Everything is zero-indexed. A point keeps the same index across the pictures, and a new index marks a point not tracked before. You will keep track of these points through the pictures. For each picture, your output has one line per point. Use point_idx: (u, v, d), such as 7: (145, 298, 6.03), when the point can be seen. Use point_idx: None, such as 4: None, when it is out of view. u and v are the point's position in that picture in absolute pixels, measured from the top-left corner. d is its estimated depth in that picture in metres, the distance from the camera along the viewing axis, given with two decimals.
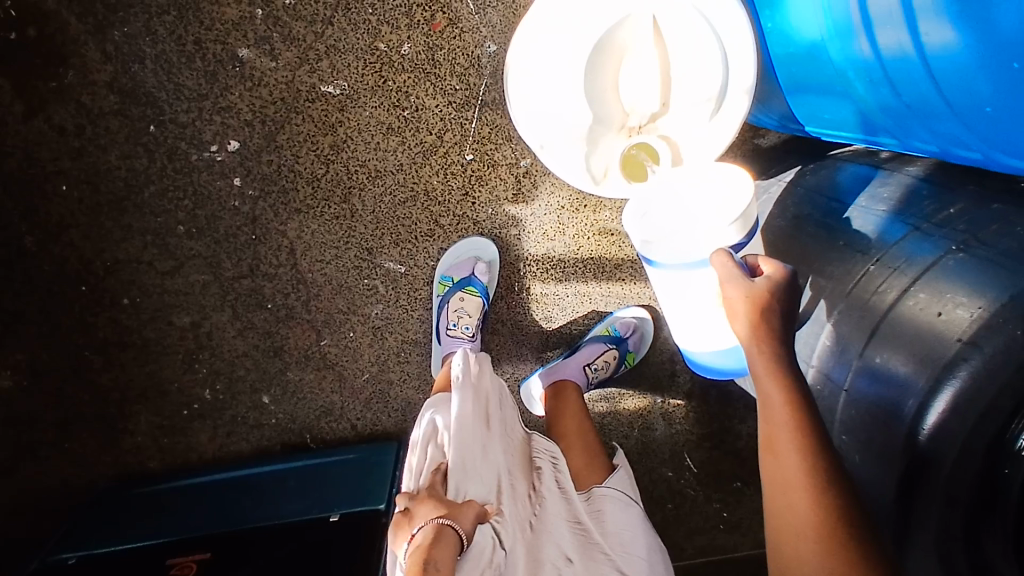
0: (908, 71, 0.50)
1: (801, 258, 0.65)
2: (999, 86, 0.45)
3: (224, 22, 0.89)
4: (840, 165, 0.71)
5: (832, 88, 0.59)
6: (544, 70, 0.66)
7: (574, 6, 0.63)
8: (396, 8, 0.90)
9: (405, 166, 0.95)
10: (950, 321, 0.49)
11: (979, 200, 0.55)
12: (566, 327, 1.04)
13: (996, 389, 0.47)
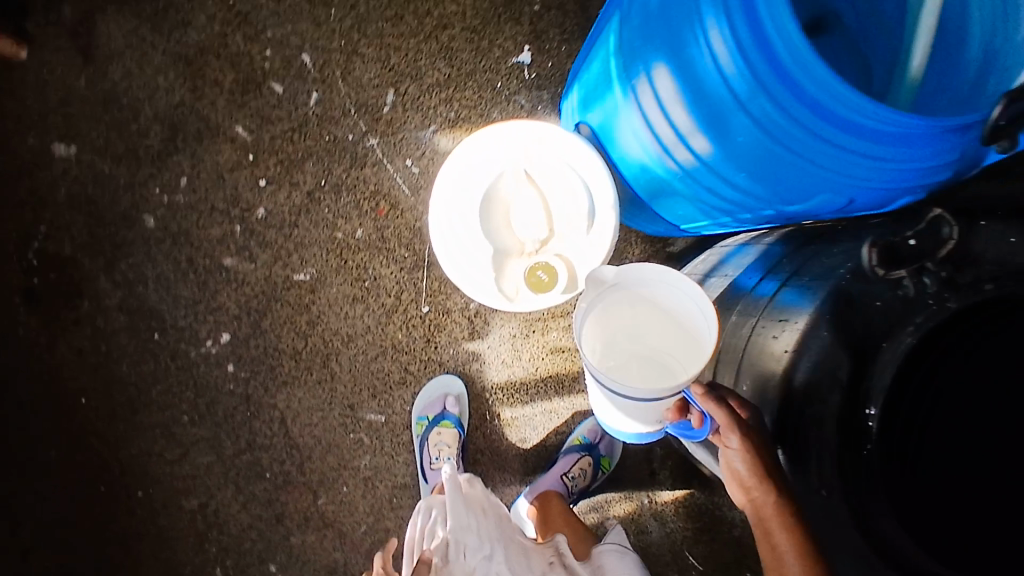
0: (700, 173, 0.66)
1: None
2: (756, 166, 0.61)
3: (209, 240, 1.08)
4: (724, 251, 0.87)
5: (664, 194, 0.75)
6: (452, 223, 0.82)
7: (463, 173, 0.82)
8: (348, 203, 1.08)
9: (373, 328, 1.09)
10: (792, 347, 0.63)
11: (808, 251, 0.71)
12: (541, 443, 1.15)
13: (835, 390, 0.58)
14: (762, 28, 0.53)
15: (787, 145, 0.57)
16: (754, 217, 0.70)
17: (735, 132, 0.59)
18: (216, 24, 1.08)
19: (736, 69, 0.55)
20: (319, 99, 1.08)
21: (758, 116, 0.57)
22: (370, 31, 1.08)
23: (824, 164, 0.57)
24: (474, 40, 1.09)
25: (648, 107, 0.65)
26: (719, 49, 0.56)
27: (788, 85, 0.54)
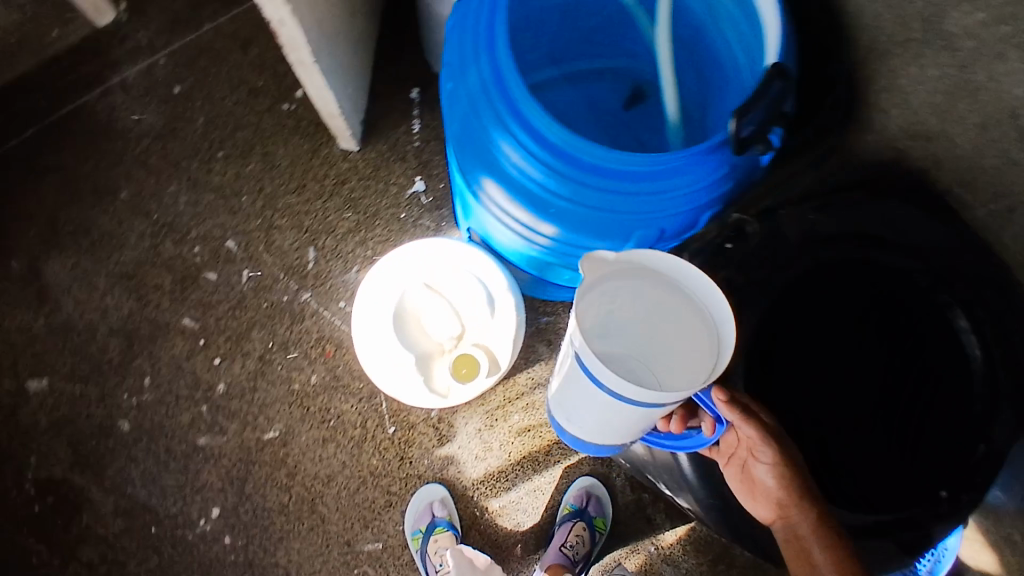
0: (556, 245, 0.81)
1: None
2: (589, 232, 0.76)
3: (182, 425, 1.17)
4: None
5: (542, 267, 0.90)
6: (377, 345, 0.93)
7: (376, 299, 0.94)
8: (298, 355, 1.18)
9: (349, 461, 1.16)
10: None
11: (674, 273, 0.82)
12: (536, 524, 1.19)
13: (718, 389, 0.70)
14: (541, 135, 0.68)
15: (600, 211, 0.72)
16: (613, 263, 0.84)
17: (559, 209, 0.73)
18: (147, 239, 1.23)
19: (534, 165, 0.70)
20: (251, 274, 1.20)
21: (567, 192, 0.71)
22: (279, 205, 1.23)
23: (632, 210, 0.72)
24: (371, 186, 1.24)
25: (496, 208, 0.80)
26: (516, 155, 0.71)
27: (575, 162, 0.69)
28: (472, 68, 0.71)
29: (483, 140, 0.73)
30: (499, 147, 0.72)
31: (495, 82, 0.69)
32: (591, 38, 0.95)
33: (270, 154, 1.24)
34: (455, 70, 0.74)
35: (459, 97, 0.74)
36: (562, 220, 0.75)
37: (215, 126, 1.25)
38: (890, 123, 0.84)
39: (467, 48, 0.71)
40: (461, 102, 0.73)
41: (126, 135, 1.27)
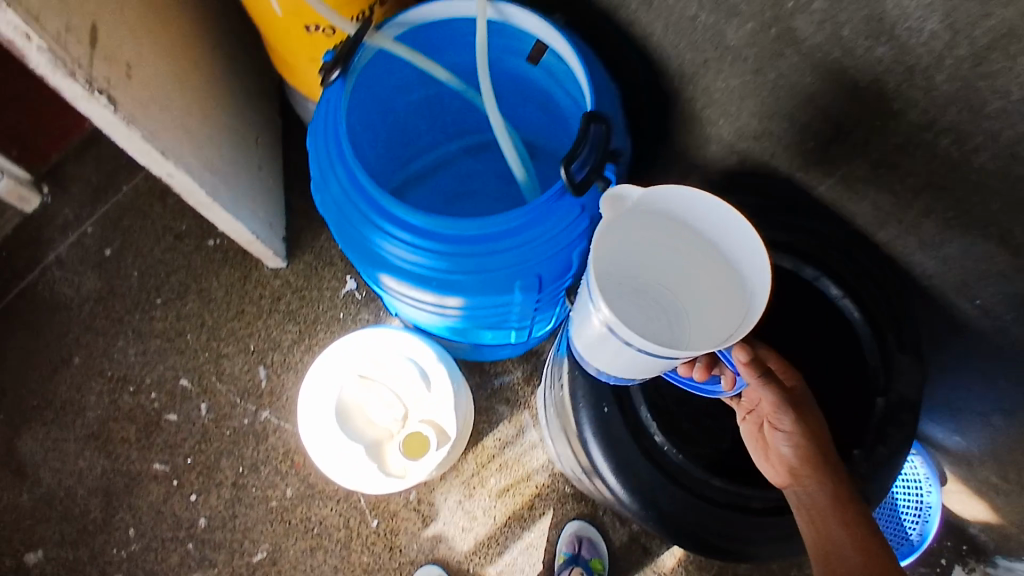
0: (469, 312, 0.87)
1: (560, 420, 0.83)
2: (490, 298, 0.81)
3: (171, 569, 1.18)
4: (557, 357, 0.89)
5: (464, 332, 0.97)
6: (328, 445, 0.95)
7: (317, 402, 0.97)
8: (269, 473, 1.21)
9: (340, 563, 1.18)
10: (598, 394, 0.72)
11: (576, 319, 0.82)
12: None
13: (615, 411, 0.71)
14: (419, 231, 0.73)
15: (492, 280, 0.77)
16: (522, 316, 0.90)
17: (448, 283, 0.78)
18: (105, 396, 1.27)
19: (412, 252, 0.75)
20: (209, 406, 1.24)
21: (448, 267, 0.76)
22: (224, 334, 1.28)
23: (512, 268, 0.76)
24: (305, 295, 1.29)
25: (401, 293, 0.85)
26: (394, 248, 0.76)
27: (445, 240, 0.74)
28: (330, 182, 0.77)
29: (362, 243, 0.78)
30: (378, 244, 0.77)
31: (354, 191, 0.74)
32: (438, 123, 0.89)
33: (205, 290, 1.30)
34: (320, 187, 0.79)
35: (330, 209, 0.79)
36: (456, 292, 0.79)
37: (150, 276, 1.32)
38: (723, 131, 0.78)
39: (322, 167, 0.77)
40: (334, 215, 0.79)
41: (68, 303, 1.32)
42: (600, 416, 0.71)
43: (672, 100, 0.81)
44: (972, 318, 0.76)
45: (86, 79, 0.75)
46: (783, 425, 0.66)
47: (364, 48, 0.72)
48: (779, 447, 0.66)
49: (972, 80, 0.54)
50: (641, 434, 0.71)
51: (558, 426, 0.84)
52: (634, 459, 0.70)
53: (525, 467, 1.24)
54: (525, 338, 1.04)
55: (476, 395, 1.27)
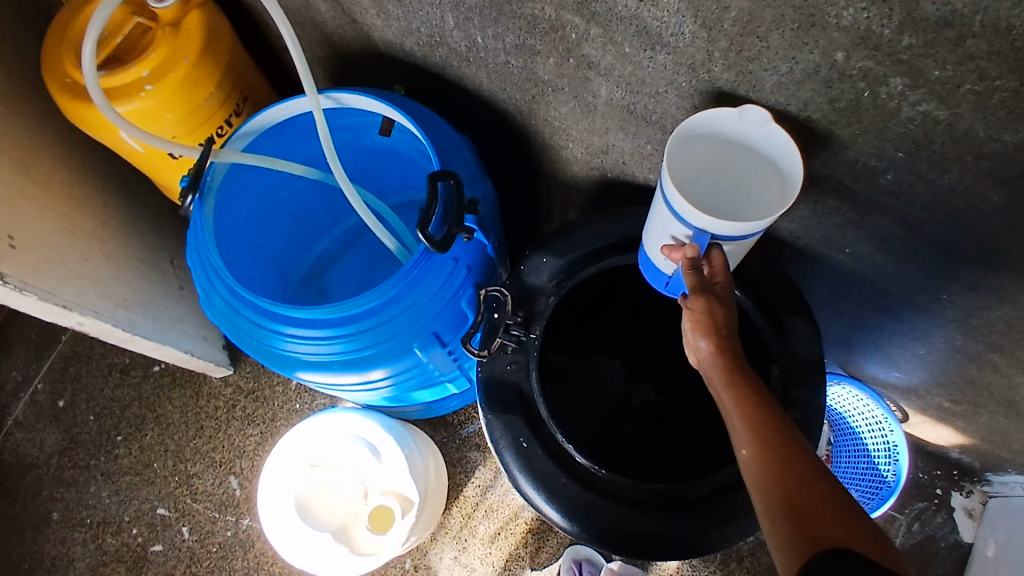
0: (399, 378, 0.89)
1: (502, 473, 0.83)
2: (409, 364, 0.84)
3: None
4: None
5: (401, 397, 0.99)
6: (299, 541, 0.96)
7: (279, 503, 0.98)
8: None
9: None
10: (510, 433, 0.74)
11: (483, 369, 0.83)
12: None
13: (527, 451, 0.73)
14: (314, 322, 0.76)
15: (400, 349, 0.80)
16: (446, 369, 0.92)
17: (359, 363, 0.80)
18: (90, 543, 1.28)
19: (315, 343, 0.78)
20: (191, 528, 1.25)
21: (352, 349, 0.78)
22: (189, 453, 1.29)
23: (410, 331, 0.78)
24: (259, 395, 1.32)
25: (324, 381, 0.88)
26: (297, 344, 0.78)
27: (339, 323, 0.76)
28: (222, 305, 0.80)
29: (269, 349, 0.81)
30: (282, 346, 0.79)
31: (244, 305, 0.77)
32: (321, 211, 0.98)
33: (162, 415, 1.32)
34: (215, 312, 0.82)
35: (232, 327, 0.81)
36: (370, 369, 0.81)
37: (106, 415, 1.34)
38: (577, 153, 0.85)
39: (212, 293, 0.80)
40: (237, 333, 0.81)
41: (34, 462, 1.33)
42: (523, 453, 0.73)
43: (526, 135, 0.87)
44: (849, 265, 0.81)
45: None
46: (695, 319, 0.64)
47: (214, 166, 0.78)
48: (694, 340, 0.65)
49: (743, 64, 0.61)
50: (566, 460, 0.73)
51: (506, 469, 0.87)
52: (565, 487, 0.72)
53: (510, 506, 1.25)
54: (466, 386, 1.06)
55: (446, 449, 1.29)
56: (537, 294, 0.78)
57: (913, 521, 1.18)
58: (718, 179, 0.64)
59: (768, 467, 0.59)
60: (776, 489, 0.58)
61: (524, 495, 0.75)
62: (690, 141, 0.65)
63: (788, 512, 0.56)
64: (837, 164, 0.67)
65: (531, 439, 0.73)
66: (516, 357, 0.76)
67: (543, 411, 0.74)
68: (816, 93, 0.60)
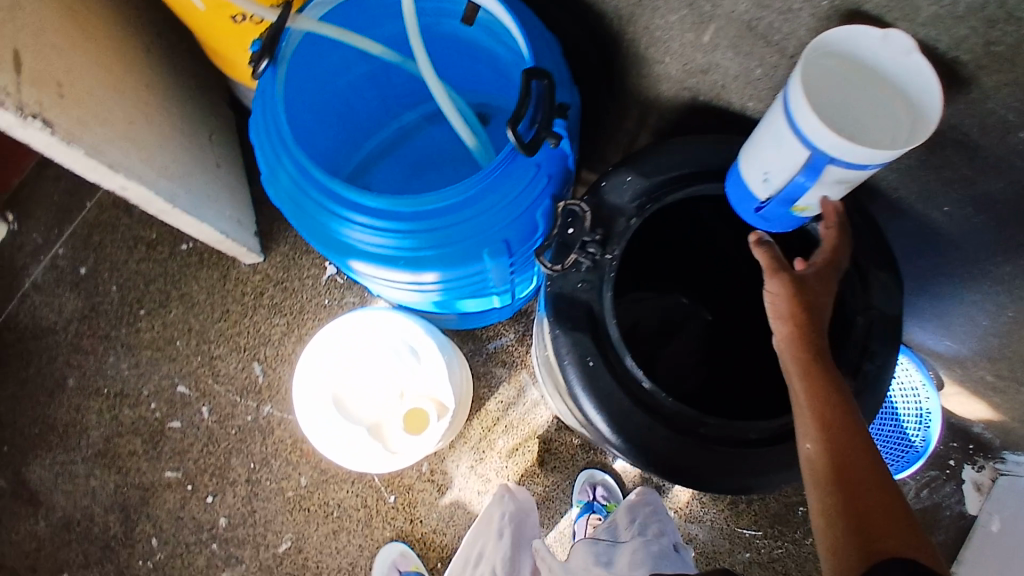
0: (455, 283, 0.87)
1: (554, 384, 0.81)
2: (472, 268, 0.81)
3: (199, 567, 1.20)
4: (536, 327, 0.88)
5: (447, 303, 0.97)
6: (331, 433, 0.96)
7: (312, 393, 0.97)
8: (281, 465, 1.23)
9: (366, 540, 1.22)
10: (576, 347, 0.72)
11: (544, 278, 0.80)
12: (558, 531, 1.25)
13: (591, 367, 0.71)
14: (383, 211, 0.73)
15: (467, 252, 0.77)
16: (499, 280, 0.90)
17: (421, 261, 0.76)
18: (106, 414, 1.26)
19: (380, 235, 0.74)
20: (210, 409, 1.25)
21: (415, 247, 0.75)
22: (213, 335, 1.28)
23: (478, 236, 0.75)
24: (288, 286, 1.31)
25: (377, 277, 0.85)
26: (357, 235, 0.75)
27: (406, 222, 0.73)
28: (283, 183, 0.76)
29: (327, 236, 0.77)
30: (344, 233, 0.76)
31: (307, 187, 0.73)
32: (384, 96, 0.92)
33: (187, 295, 1.30)
34: (277, 190, 0.78)
35: (294, 209, 0.78)
36: (429, 270, 0.78)
37: (128, 287, 1.31)
38: (671, 69, 0.79)
39: (274, 168, 0.76)
40: (296, 213, 0.78)
41: (51, 327, 1.31)
42: (586, 373, 0.72)
43: (618, 44, 0.81)
44: (939, 224, 0.78)
45: (15, 106, 0.73)
46: (777, 300, 0.65)
47: (290, 32, 0.73)
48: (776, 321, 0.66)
49: None
50: (630, 385, 0.71)
51: (552, 383, 0.86)
52: (627, 413, 0.71)
53: (530, 425, 1.27)
54: (509, 300, 1.04)
55: (472, 361, 1.29)
56: (619, 214, 0.74)
57: (922, 488, 1.21)
58: (843, 102, 0.60)
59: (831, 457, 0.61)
60: (835, 484, 0.60)
61: (582, 413, 0.73)
62: (833, 53, 0.59)
63: (845, 512, 0.59)
64: (970, 113, 0.62)
65: (598, 357, 0.71)
66: (586, 276, 0.73)
67: (613, 334, 0.72)
68: (975, 31, 0.55)
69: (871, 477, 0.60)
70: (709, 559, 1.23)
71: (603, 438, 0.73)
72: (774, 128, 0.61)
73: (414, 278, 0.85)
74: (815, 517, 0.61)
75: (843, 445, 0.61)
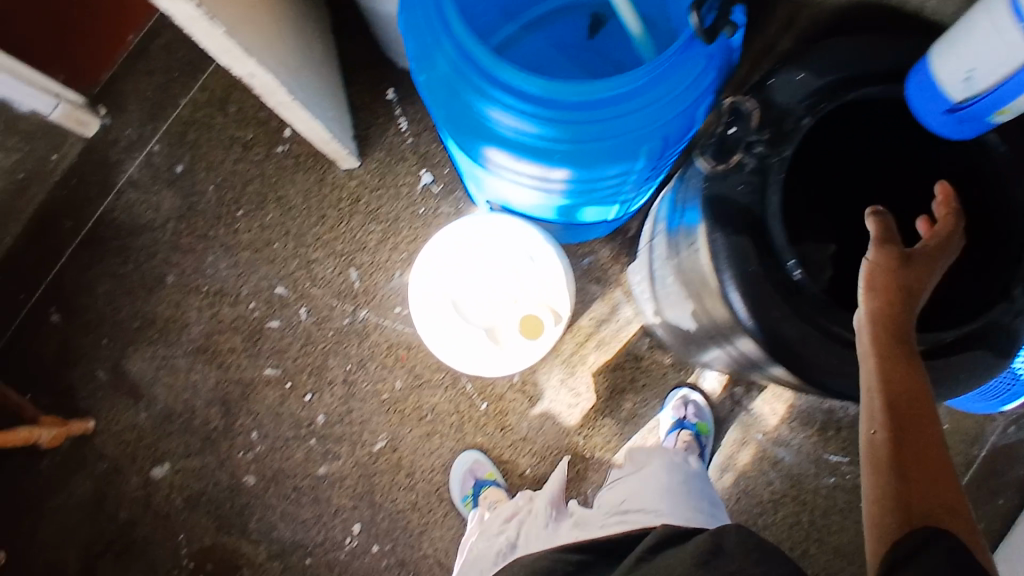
0: (586, 185, 0.85)
1: (692, 287, 0.79)
2: (614, 165, 0.79)
3: (297, 461, 1.25)
4: (670, 233, 0.85)
5: (568, 209, 0.95)
6: (447, 335, 0.97)
7: (429, 296, 0.98)
8: (376, 368, 1.26)
9: (458, 444, 1.25)
10: (732, 249, 0.69)
11: (694, 176, 0.77)
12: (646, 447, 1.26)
13: (748, 270, 0.69)
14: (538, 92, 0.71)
15: (616, 143, 0.74)
16: (633, 183, 0.87)
17: (563, 155, 0.76)
18: (205, 311, 1.28)
19: (528, 118, 0.72)
20: (309, 311, 1.28)
21: (564, 140, 0.74)
22: (311, 239, 1.29)
23: (630, 133, 0.73)
24: (384, 193, 1.30)
25: (507, 171, 0.85)
26: (505, 123, 0.74)
27: (561, 115, 0.71)
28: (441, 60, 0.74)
29: (474, 118, 0.77)
30: (490, 115, 0.74)
31: (467, 67, 0.71)
32: None
33: (285, 198, 1.30)
34: (427, 65, 0.76)
35: (442, 89, 0.77)
36: (567, 165, 0.78)
37: (226, 188, 1.31)
38: None
39: (434, 43, 0.74)
40: (445, 92, 0.77)
41: (148, 225, 1.30)
42: (742, 277, 0.69)
43: None
44: None
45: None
46: (876, 270, 0.65)
47: None
48: (867, 297, 0.65)
49: None
50: (788, 290, 0.69)
51: (683, 288, 0.84)
52: (785, 317, 0.69)
53: (622, 342, 1.27)
54: (625, 212, 1.02)
55: None
56: (786, 115, 0.70)
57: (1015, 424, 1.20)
58: None
59: (901, 444, 0.60)
60: (897, 472, 0.60)
61: (733, 317, 0.71)
62: None
63: (901, 501, 0.58)
64: None
65: (756, 262, 0.69)
66: (747, 179, 0.70)
67: (774, 238, 0.69)
68: None
69: (936, 471, 0.59)
70: (795, 482, 1.24)
71: (755, 343, 0.71)
72: (997, 27, 0.60)
73: (547, 174, 0.83)
74: (868, 499, 0.61)
75: (912, 435, 0.61)
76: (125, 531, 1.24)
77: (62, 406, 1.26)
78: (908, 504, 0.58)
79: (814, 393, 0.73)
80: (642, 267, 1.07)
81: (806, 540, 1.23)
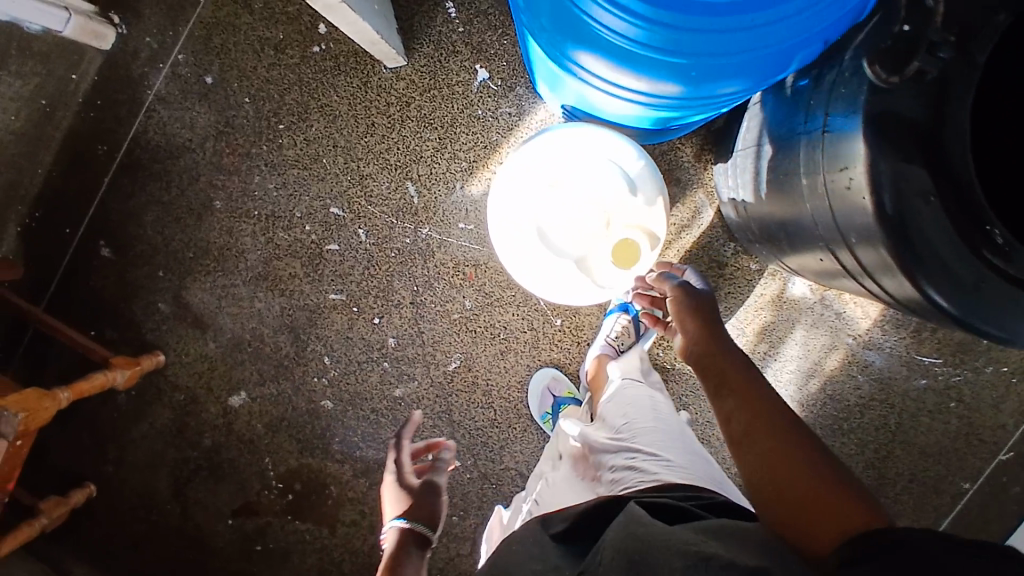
0: (700, 101, 0.72)
1: (839, 210, 0.69)
2: (745, 77, 0.66)
3: (372, 384, 1.23)
4: (804, 148, 0.74)
5: (672, 121, 0.82)
6: (526, 261, 0.91)
7: (504, 214, 0.91)
8: (444, 288, 1.21)
9: (533, 361, 1.22)
10: (906, 175, 0.60)
11: (851, 84, 0.65)
12: None
13: (916, 202, 0.60)
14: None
15: (755, 52, 0.62)
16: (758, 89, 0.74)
17: (675, 69, 0.65)
18: (260, 236, 1.21)
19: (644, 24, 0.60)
20: (367, 232, 1.20)
21: (681, 53, 0.61)
22: (361, 152, 1.18)
23: (768, 44, 0.60)
24: (436, 95, 1.16)
25: (599, 83, 0.73)
26: (615, 30, 0.62)
27: (691, 25, 0.58)
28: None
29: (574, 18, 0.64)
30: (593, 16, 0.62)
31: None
32: None
33: (328, 106, 1.18)
34: None
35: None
36: (678, 81, 0.66)
37: (263, 99, 1.18)
38: None
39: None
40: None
41: (186, 145, 1.20)
42: (912, 210, 0.61)
43: None
44: None
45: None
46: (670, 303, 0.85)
47: None
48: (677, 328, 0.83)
49: None
50: (966, 218, 0.61)
51: (823, 208, 0.74)
52: (955, 251, 0.61)
53: (706, 249, 1.18)
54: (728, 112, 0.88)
55: None
56: None
57: None
58: None
59: (748, 439, 0.68)
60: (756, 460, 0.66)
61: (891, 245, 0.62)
62: None
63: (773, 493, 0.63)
64: None
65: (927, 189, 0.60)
66: (923, 89, 0.60)
67: (957, 162, 0.60)
68: None
69: (788, 451, 0.65)
70: (884, 385, 1.20)
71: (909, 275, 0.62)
72: None
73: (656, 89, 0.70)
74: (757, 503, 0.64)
75: (758, 425, 0.68)
76: (211, 457, 1.26)
77: (128, 341, 1.23)
78: (779, 491, 0.63)
79: (955, 327, 0.66)
80: (744, 171, 0.96)
81: (891, 441, 1.21)
